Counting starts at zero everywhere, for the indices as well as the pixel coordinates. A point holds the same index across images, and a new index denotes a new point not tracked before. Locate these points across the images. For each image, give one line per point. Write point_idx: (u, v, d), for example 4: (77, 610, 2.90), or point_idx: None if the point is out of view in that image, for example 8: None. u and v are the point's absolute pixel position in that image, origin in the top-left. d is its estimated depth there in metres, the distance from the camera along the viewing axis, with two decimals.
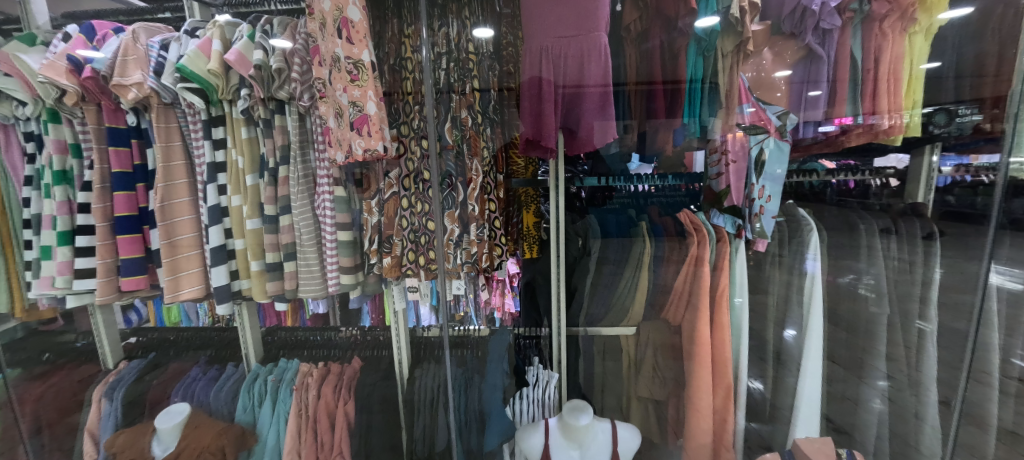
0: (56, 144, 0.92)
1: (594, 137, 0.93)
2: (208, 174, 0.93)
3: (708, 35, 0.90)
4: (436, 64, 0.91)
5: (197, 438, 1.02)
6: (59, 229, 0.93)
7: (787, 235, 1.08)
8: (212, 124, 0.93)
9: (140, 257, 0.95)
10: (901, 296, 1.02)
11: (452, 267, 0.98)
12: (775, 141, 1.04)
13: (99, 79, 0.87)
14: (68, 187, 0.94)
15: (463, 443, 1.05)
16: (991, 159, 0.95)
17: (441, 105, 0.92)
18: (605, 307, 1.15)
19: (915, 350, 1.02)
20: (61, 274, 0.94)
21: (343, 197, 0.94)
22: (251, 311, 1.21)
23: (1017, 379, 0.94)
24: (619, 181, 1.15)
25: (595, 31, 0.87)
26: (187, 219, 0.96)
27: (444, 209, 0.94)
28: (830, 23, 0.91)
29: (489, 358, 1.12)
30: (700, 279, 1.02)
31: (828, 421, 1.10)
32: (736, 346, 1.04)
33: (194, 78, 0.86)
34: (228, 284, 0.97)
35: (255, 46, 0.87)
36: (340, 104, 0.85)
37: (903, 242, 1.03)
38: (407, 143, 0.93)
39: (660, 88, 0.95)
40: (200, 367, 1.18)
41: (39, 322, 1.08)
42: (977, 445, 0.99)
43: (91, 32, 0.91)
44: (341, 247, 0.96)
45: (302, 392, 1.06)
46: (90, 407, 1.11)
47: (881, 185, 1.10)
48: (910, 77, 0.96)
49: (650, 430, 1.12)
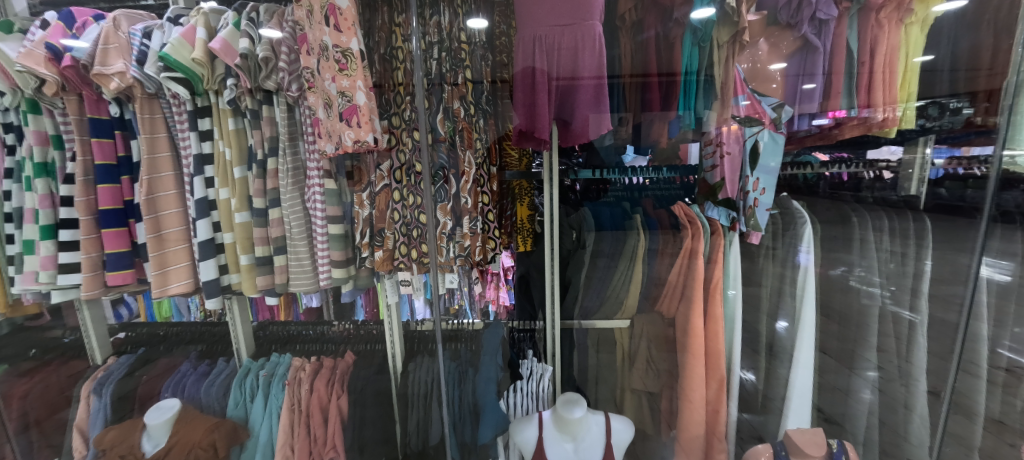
0: (36, 135, 0.89)
1: (588, 129, 0.94)
2: (195, 166, 0.91)
3: (705, 25, 0.89)
4: (427, 53, 0.89)
5: (188, 434, 1.01)
6: (41, 223, 0.90)
7: (781, 228, 1.06)
8: (198, 115, 0.90)
9: (126, 251, 0.93)
10: (893, 288, 1.01)
11: (445, 261, 0.97)
12: (770, 133, 1.03)
13: (79, 67, 0.84)
14: (50, 179, 0.91)
15: (457, 436, 1.07)
16: (982, 151, 0.98)
17: (432, 96, 0.90)
18: (599, 300, 1.15)
19: (906, 341, 1.01)
20: (44, 268, 0.92)
21: (334, 190, 0.92)
22: (242, 305, 1.19)
23: (1005, 369, 0.96)
24: (613, 174, 1.12)
25: (589, 20, 0.87)
26: (174, 212, 0.94)
27: (436, 202, 0.93)
28: (827, 13, 0.91)
29: (484, 351, 1.13)
30: (695, 271, 1.01)
31: (819, 412, 1.11)
32: (731, 338, 1.04)
33: (178, 68, 0.84)
34: (217, 278, 0.95)
35: (240, 34, 0.84)
36: (329, 93, 0.83)
37: (896, 234, 1.02)
38: (399, 134, 0.91)
39: (655, 80, 0.94)
40: (190, 363, 1.17)
41: (24, 318, 1.07)
42: (966, 435, 1.01)
43: (70, 19, 0.88)
44: (332, 241, 0.94)
45: (294, 387, 1.04)
46: (78, 403, 1.09)
47: (874, 178, 1.09)
48: (905, 70, 0.95)
49: (643, 422, 1.13)
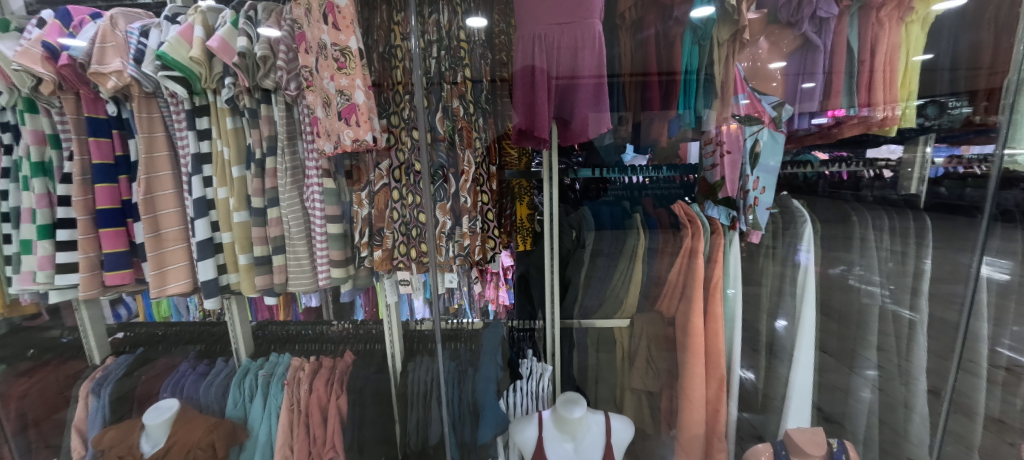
0: (34, 134, 0.89)
1: (588, 128, 0.94)
2: (193, 165, 0.90)
3: (705, 24, 0.89)
4: (426, 52, 0.89)
5: (187, 434, 1.01)
6: (39, 222, 0.90)
7: (781, 227, 1.06)
8: (196, 114, 0.89)
9: (124, 250, 0.93)
10: (893, 287, 1.01)
11: (444, 261, 0.96)
12: (770, 131, 1.03)
13: (77, 66, 0.84)
14: (47, 179, 0.91)
15: (457, 436, 1.07)
16: (982, 150, 0.98)
17: (432, 95, 0.90)
18: (598, 299, 1.15)
19: (906, 340, 1.01)
20: (42, 268, 0.91)
21: (332, 189, 0.92)
22: (241, 304, 1.19)
23: (1005, 368, 0.96)
24: (613, 173, 1.11)
25: (589, 18, 0.86)
26: (172, 212, 0.93)
27: (436, 202, 0.93)
28: (828, 12, 0.90)
29: (483, 350, 1.13)
30: (695, 270, 1.01)
31: (819, 411, 1.11)
32: (731, 338, 1.04)
33: (175, 67, 0.83)
34: (216, 277, 0.94)
35: (238, 33, 0.84)
36: (327, 92, 0.83)
37: (896, 233, 1.02)
38: (397, 133, 0.91)
39: (656, 79, 0.93)
40: (189, 363, 1.17)
41: (21, 318, 1.06)
42: (965, 434, 1.00)
43: (66, 17, 0.88)
44: (331, 240, 0.94)
45: (293, 387, 1.04)
46: (77, 403, 1.09)
47: (874, 177, 1.09)
48: (906, 69, 0.95)
49: (643, 421, 1.13)
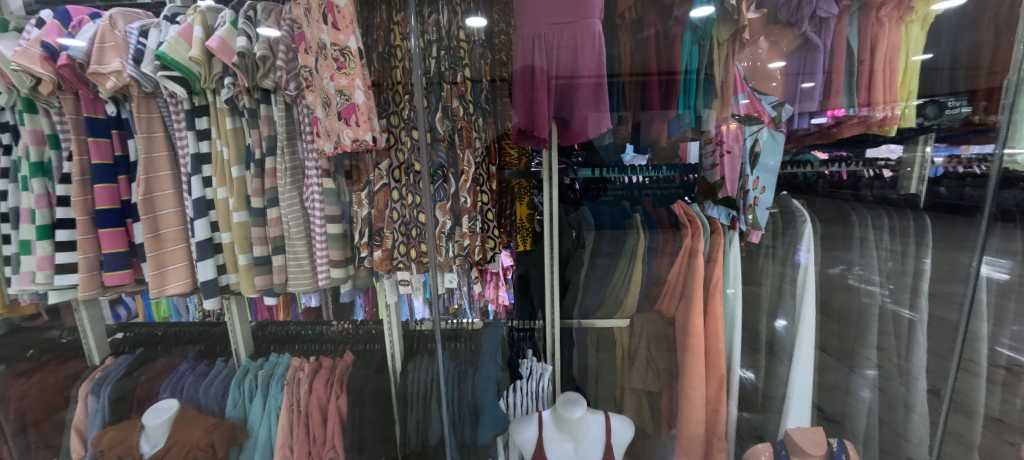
0: (33, 134, 0.89)
1: (588, 128, 0.94)
2: (192, 166, 0.90)
3: (705, 23, 0.89)
4: (426, 52, 0.89)
5: (187, 434, 1.01)
6: (38, 222, 0.90)
7: (781, 226, 1.06)
8: (195, 114, 0.89)
9: (123, 251, 0.93)
10: (892, 287, 1.01)
11: (444, 261, 0.96)
12: (770, 131, 1.03)
13: (76, 67, 0.84)
14: (46, 179, 0.90)
15: (457, 436, 1.06)
16: (982, 150, 0.98)
17: (431, 95, 0.90)
18: (598, 299, 1.15)
19: (905, 339, 1.01)
20: (41, 268, 0.91)
21: (332, 189, 0.92)
22: (240, 304, 1.19)
23: (1005, 368, 0.96)
24: (613, 172, 1.11)
25: (588, 18, 0.86)
26: (172, 212, 0.93)
27: (435, 202, 0.93)
28: (827, 11, 0.90)
29: (483, 350, 1.13)
30: (695, 270, 1.01)
31: (819, 411, 1.11)
32: (731, 337, 1.04)
33: (175, 67, 0.83)
34: (215, 278, 0.94)
35: (238, 33, 0.84)
36: (327, 92, 0.83)
37: (896, 232, 1.02)
38: (397, 133, 0.91)
39: (655, 79, 0.93)
40: (189, 363, 1.17)
41: (20, 318, 1.06)
42: (965, 433, 1.01)
43: (65, 17, 0.87)
44: (330, 240, 0.94)
45: (293, 387, 1.04)
46: (76, 404, 1.08)
47: (874, 177, 1.09)
48: (905, 69, 0.95)
49: (643, 421, 1.13)
